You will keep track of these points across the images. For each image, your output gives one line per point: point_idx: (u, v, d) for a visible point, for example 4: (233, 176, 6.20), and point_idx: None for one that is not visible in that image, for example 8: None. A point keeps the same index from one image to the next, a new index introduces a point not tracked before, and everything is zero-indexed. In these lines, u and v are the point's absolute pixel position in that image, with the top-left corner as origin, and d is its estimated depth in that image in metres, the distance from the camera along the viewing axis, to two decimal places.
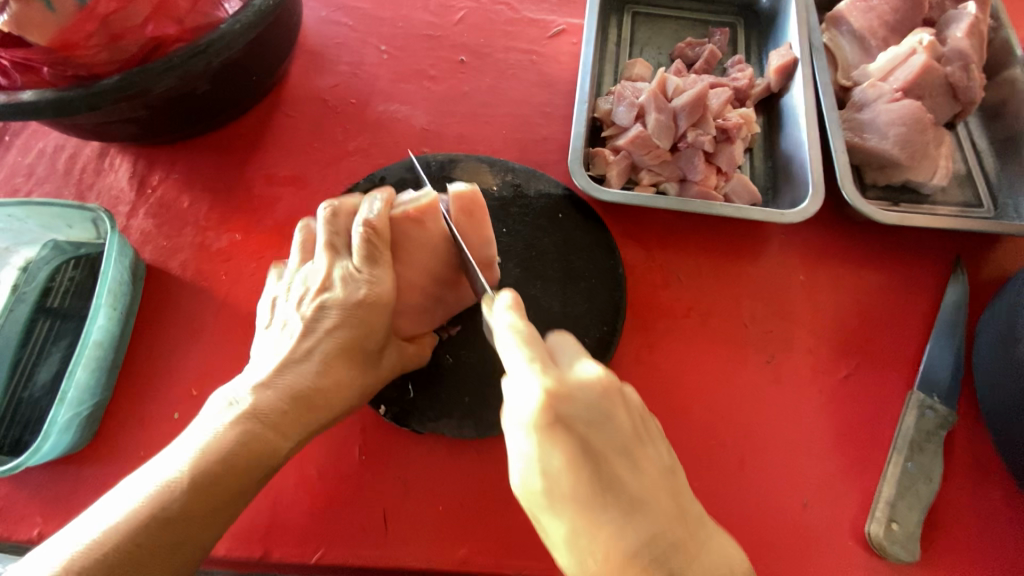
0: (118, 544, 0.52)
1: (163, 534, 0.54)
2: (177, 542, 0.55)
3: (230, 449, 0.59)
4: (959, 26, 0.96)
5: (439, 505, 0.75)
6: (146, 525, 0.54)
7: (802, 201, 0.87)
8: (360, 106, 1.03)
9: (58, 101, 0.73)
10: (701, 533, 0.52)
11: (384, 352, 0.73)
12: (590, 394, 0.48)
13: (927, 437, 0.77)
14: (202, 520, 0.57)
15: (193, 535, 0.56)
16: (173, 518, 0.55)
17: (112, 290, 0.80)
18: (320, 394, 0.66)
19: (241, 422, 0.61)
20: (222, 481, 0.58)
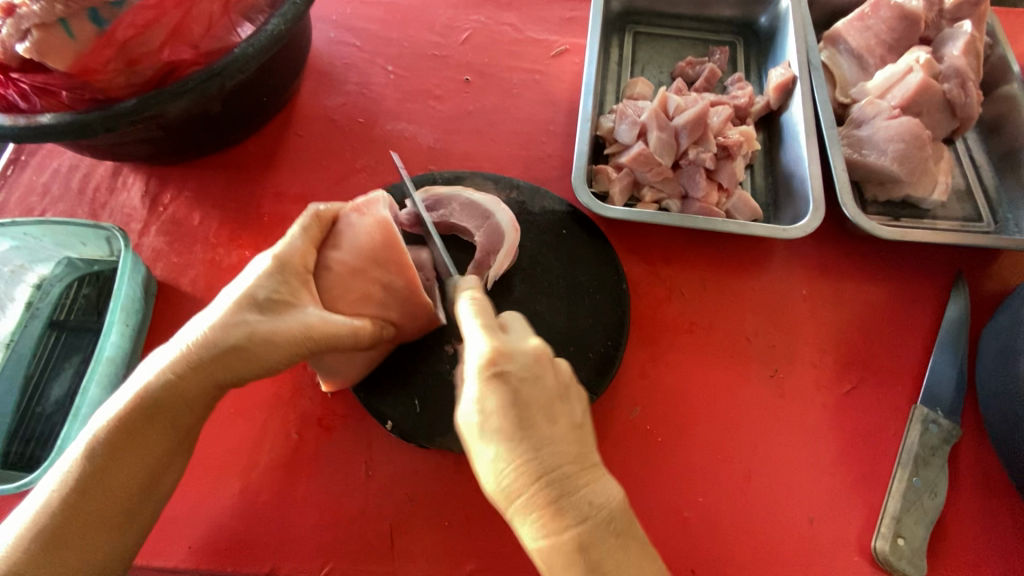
0: (57, 492, 0.59)
1: (86, 485, 0.59)
2: (100, 493, 0.59)
3: (137, 406, 0.61)
4: (955, 44, 0.98)
5: (445, 521, 0.76)
6: (77, 476, 0.59)
7: (803, 216, 0.88)
8: (368, 125, 1.05)
9: (75, 123, 0.76)
10: (593, 466, 0.59)
11: (301, 311, 0.68)
12: (527, 357, 0.60)
13: (932, 451, 0.78)
14: (125, 473, 0.60)
15: (119, 488, 0.60)
16: (95, 472, 0.59)
17: (125, 307, 0.82)
18: (221, 347, 0.63)
19: (150, 382, 0.61)
20: (135, 435, 0.61)
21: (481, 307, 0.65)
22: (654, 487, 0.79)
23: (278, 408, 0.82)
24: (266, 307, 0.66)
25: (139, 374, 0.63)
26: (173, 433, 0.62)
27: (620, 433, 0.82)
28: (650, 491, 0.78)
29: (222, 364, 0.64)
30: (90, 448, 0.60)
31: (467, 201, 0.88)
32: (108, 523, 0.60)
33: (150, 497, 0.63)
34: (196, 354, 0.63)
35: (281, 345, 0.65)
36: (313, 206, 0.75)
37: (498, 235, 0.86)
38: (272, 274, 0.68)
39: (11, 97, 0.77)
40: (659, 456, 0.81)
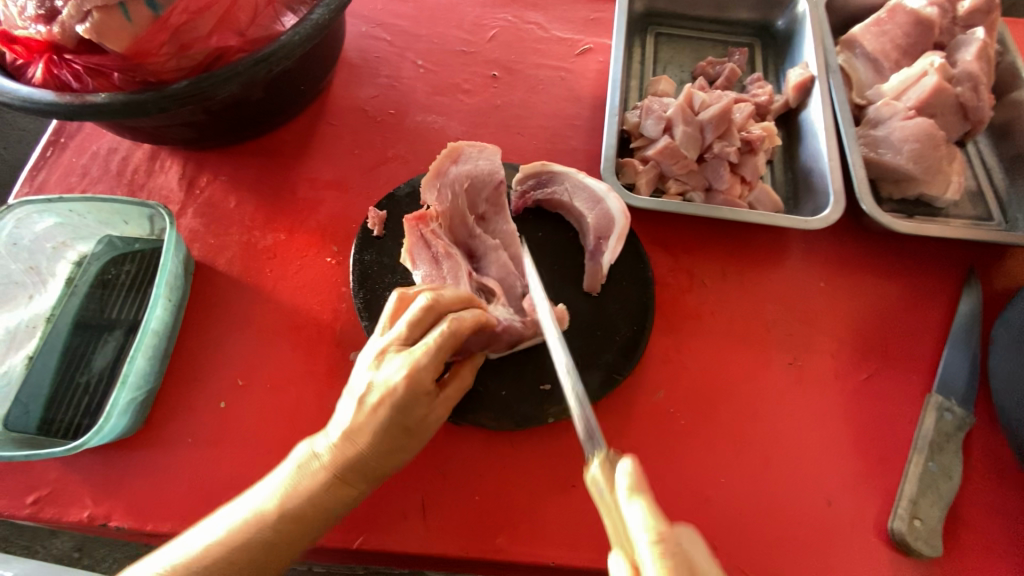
0: (246, 526, 0.62)
1: (276, 522, 0.62)
2: (293, 528, 0.63)
3: (320, 479, 0.65)
4: (968, 50, 1.02)
5: (476, 495, 0.78)
6: (274, 513, 0.63)
7: (824, 208, 0.92)
8: (399, 116, 1.08)
9: (129, 103, 0.78)
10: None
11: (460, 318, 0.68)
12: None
13: (946, 438, 0.80)
14: (322, 505, 0.65)
15: (315, 518, 0.64)
16: (329, 490, 0.65)
17: (168, 282, 0.84)
18: (409, 420, 0.65)
19: (330, 454, 0.66)
20: (360, 469, 0.66)
21: (671, 555, 0.53)
22: (678, 468, 0.81)
23: (313, 385, 0.85)
24: (409, 405, 0.65)
25: (297, 458, 0.67)
26: (364, 474, 0.66)
27: (645, 415, 0.84)
28: (674, 472, 0.81)
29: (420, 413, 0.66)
30: (275, 500, 0.64)
31: (579, 181, 0.90)
32: (306, 529, 0.64)
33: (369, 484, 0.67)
34: (371, 439, 0.65)
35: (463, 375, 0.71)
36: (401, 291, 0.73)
37: (607, 220, 0.87)
38: (436, 353, 0.65)
39: (65, 78, 0.80)
40: (682, 438, 0.83)
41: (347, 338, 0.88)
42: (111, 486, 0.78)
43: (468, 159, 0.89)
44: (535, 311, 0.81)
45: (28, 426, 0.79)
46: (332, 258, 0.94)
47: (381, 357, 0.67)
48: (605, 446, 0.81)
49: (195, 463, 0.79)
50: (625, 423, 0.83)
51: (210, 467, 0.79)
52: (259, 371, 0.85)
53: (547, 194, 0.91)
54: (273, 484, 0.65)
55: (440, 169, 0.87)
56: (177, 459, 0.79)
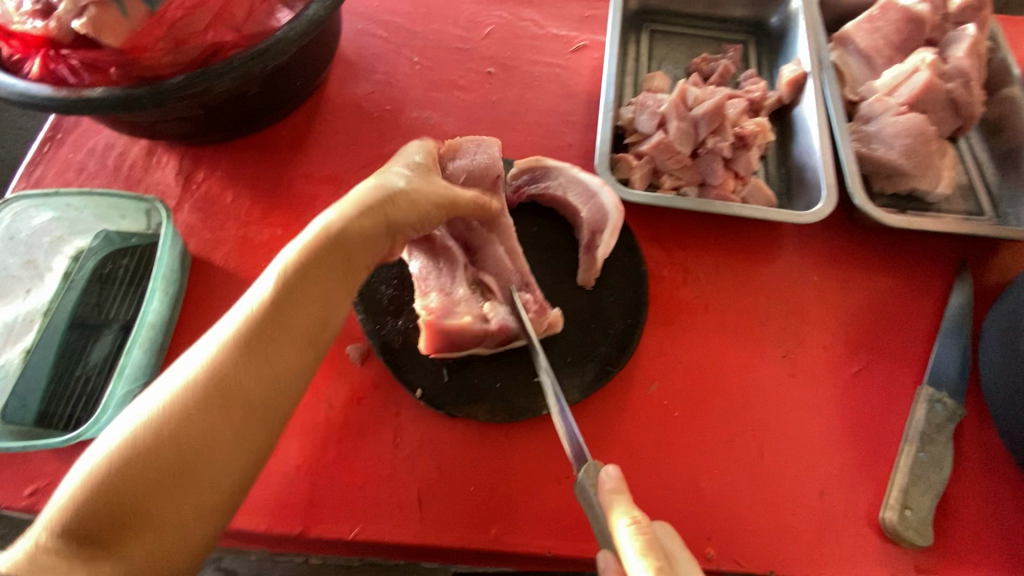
0: (181, 396, 0.56)
1: (216, 378, 0.58)
2: (237, 387, 0.58)
3: (254, 320, 0.61)
4: (959, 47, 1.03)
5: (471, 487, 0.78)
6: (208, 373, 0.58)
7: (816, 203, 0.93)
8: (395, 112, 1.09)
9: (125, 97, 0.79)
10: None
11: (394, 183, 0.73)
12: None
13: (937, 429, 0.81)
14: (268, 318, 0.62)
15: (262, 371, 0.60)
16: (279, 297, 0.63)
17: (165, 275, 0.85)
18: (377, 218, 0.70)
19: (260, 305, 0.62)
20: (304, 270, 0.64)
21: (648, 538, 0.58)
22: (671, 460, 0.81)
23: None
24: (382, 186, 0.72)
25: (229, 321, 0.62)
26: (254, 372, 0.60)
27: (639, 407, 0.84)
28: (668, 463, 0.81)
29: (384, 213, 0.70)
30: (204, 367, 0.58)
31: (574, 176, 0.90)
32: (261, 351, 0.60)
33: (325, 270, 0.65)
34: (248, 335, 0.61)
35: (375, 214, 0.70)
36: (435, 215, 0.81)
37: (601, 214, 0.88)
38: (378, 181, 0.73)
39: (61, 73, 0.80)
40: (675, 429, 0.83)
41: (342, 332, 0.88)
42: None
43: (465, 155, 0.88)
44: (533, 307, 0.82)
45: (27, 418, 0.79)
46: None
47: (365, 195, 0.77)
48: (599, 438, 0.82)
49: None
50: (619, 416, 0.84)
51: None
52: None
53: (541, 189, 0.91)
54: (206, 349, 0.60)
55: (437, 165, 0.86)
56: None
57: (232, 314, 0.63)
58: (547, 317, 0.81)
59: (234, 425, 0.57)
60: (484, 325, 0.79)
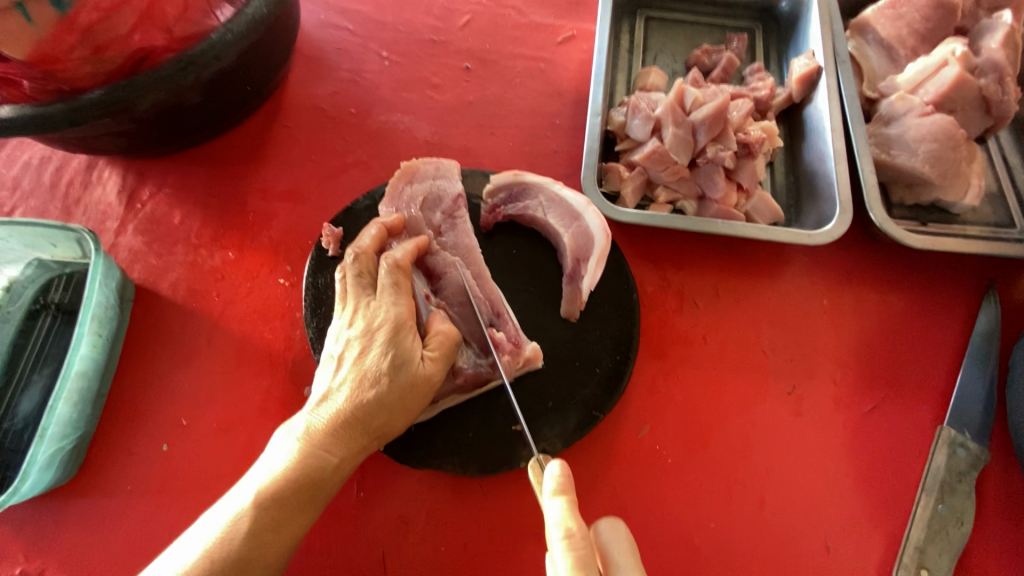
0: (238, 526, 0.56)
1: (255, 526, 0.56)
2: (268, 539, 0.57)
3: (296, 472, 0.59)
4: (993, 37, 0.91)
5: (442, 546, 0.71)
6: (249, 521, 0.56)
7: (828, 220, 0.83)
8: (361, 116, 0.98)
9: (37, 116, 0.69)
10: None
11: (391, 302, 0.66)
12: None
13: (959, 477, 0.73)
14: (303, 487, 0.59)
15: (298, 513, 0.59)
16: (310, 466, 0.59)
17: (96, 315, 0.76)
18: (408, 375, 0.63)
19: (302, 448, 0.60)
20: (336, 443, 0.61)
21: (581, 552, 0.50)
22: (662, 513, 0.74)
23: (264, 425, 0.77)
24: (401, 358, 0.63)
25: (265, 463, 0.60)
26: (315, 495, 0.60)
27: (627, 453, 0.76)
28: (659, 517, 0.74)
29: (414, 394, 0.63)
30: (281, 475, 0.58)
31: (555, 195, 0.81)
32: (294, 514, 0.58)
33: (358, 453, 0.62)
34: (319, 447, 0.60)
35: (410, 352, 0.64)
36: (390, 255, 0.70)
37: (587, 237, 0.79)
38: (390, 339, 0.63)
39: None
40: (669, 478, 0.75)
41: (300, 373, 0.80)
42: (42, 541, 0.71)
43: (424, 178, 0.83)
44: (508, 346, 0.73)
45: None
46: (285, 280, 0.85)
47: (347, 318, 0.66)
48: (583, 489, 0.75)
49: (135, 514, 0.72)
50: (606, 463, 0.76)
51: (152, 516, 0.72)
52: (205, 409, 0.78)
53: (519, 210, 0.82)
54: (244, 490, 0.58)
55: (395, 192, 0.82)
56: (113, 509, 0.72)
57: (272, 453, 0.61)
58: (523, 356, 0.73)
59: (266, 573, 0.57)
60: (451, 381, 0.72)
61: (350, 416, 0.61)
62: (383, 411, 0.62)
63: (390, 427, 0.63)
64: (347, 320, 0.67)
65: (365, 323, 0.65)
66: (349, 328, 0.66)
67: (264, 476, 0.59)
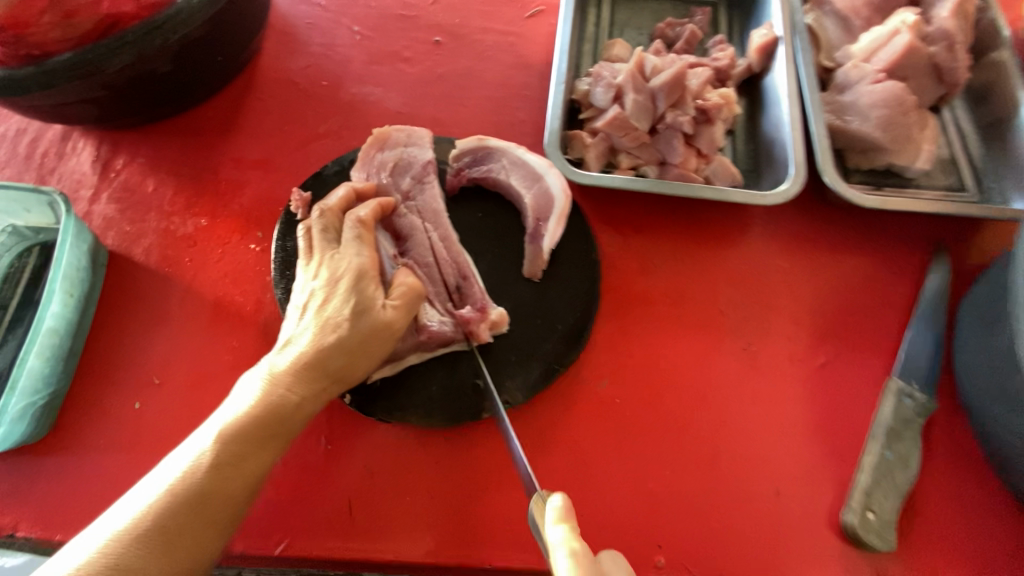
0: (203, 461, 0.58)
1: (219, 461, 0.58)
2: (233, 475, 0.59)
3: (260, 411, 0.61)
4: (944, 6, 0.94)
5: (407, 496, 0.73)
6: (213, 456, 0.59)
7: (783, 181, 0.86)
8: (332, 88, 1.00)
9: (9, 79, 0.71)
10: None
11: (354, 254, 0.68)
12: None
13: (905, 425, 0.76)
14: (267, 426, 0.61)
15: (263, 451, 0.61)
16: (273, 406, 0.61)
17: (68, 276, 0.77)
18: (368, 321, 0.65)
19: (265, 389, 0.62)
20: (300, 385, 0.63)
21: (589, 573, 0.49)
22: (621, 463, 0.76)
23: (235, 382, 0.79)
24: (362, 305, 0.65)
25: (230, 404, 0.62)
26: (280, 435, 0.62)
27: (588, 407, 0.79)
28: (618, 466, 0.76)
29: (376, 341, 0.66)
30: (247, 415, 0.61)
31: (518, 158, 0.84)
32: (257, 451, 0.61)
33: (320, 395, 0.65)
34: (284, 389, 0.62)
35: (372, 300, 0.66)
36: (354, 212, 0.72)
37: (548, 198, 0.81)
38: (352, 286, 0.66)
39: None
40: (628, 430, 0.78)
41: (270, 333, 0.82)
42: (16, 494, 0.73)
43: (396, 145, 0.84)
44: (473, 309, 0.75)
45: None
46: (256, 245, 0.87)
47: (311, 270, 0.69)
48: (544, 441, 0.77)
49: (107, 468, 0.74)
50: (567, 416, 0.78)
51: (124, 470, 0.74)
52: (177, 368, 0.80)
53: (483, 172, 0.84)
54: (208, 429, 0.60)
55: (367, 157, 0.83)
56: (86, 463, 0.74)
57: (237, 396, 0.63)
58: (489, 318, 0.75)
59: (229, 508, 0.59)
60: (414, 337, 0.73)
61: (313, 360, 0.63)
62: (345, 355, 0.64)
63: (353, 372, 0.66)
64: (311, 272, 0.69)
65: (329, 273, 0.67)
66: (314, 279, 0.68)
67: (229, 416, 0.61)
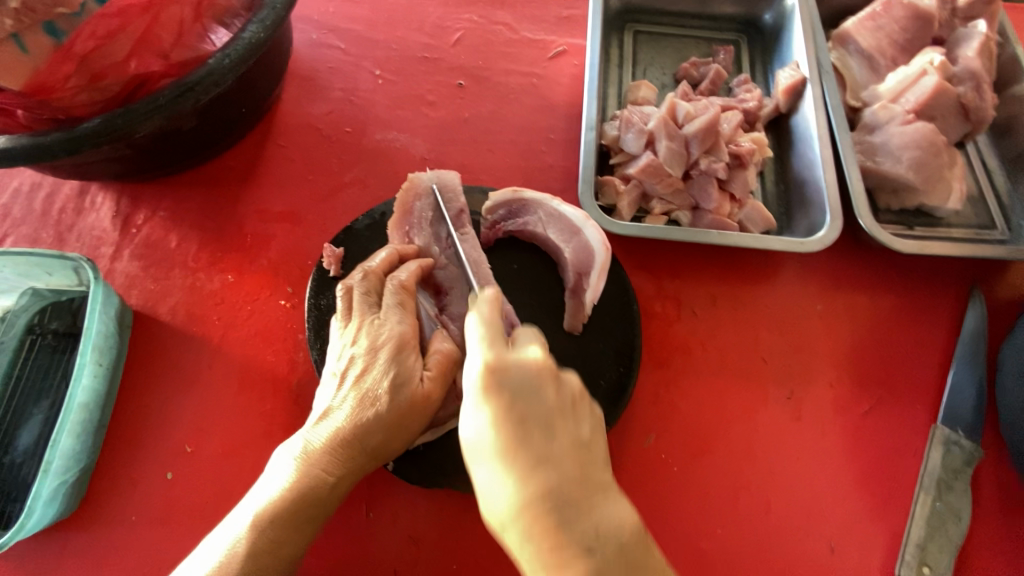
0: (237, 547, 0.57)
1: (253, 546, 0.57)
2: (266, 560, 0.57)
3: (293, 492, 0.59)
4: (969, 46, 0.94)
5: (454, 563, 0.72)
6: (247, 543, 0.57)
7: (819, 228, 0.85)
8: (356, 134, 0.98)
9: (34, 147, 0.68)
10: (610, 500, 0.49)
11: (393, 321, 0.66)
12: (524, 368, 0.50)
13: (955, 475, 0.75)
14: (301, 507, 0.59)
15: (296, 533, 0.60)
16: (309, 486, 0.60)
17: (96, 344, 0.75)
18: (407, 395, 0.63)
19: (301, 468, 0.60)
20: (335, 463, 0.61)
21: (482, 313, 0.54)
22: (670, 521, 0.75)
23: (270, 447, 0.77)
24: (401, 377, 0.63)
25: (267, 482, 0.61)
26: (313, 516, 0.61)
27: (633, 463, 0.78)
28: (667, 525, 0.75)
29: (415, 414, 0.63)
30: (280, 496, 0.59)
31: (554, 210, 0.82)
32: (293, 534, 0.59)
33: (356, 473, 0.63)
34: (320, 467, 0.60)
35: (411, 371, 0.64)
36: (394, 275, 0.71)
37: (588, 251, 0.80)
38: (392, 357, 0.64)
39: None
40: (675, 486, 0.77)
41: (305, 394, 0.80)
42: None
43: (433, 199, 0.83)
44: None
45: None
46: (286, 301, 0.85)
47: (349, 336, 0.67)
48: None
49: (141, 544, 0.71)
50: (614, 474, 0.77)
51: (159, 546, 0.71)
52: (209, 435, 0.77)
53: (519, 226, 0.83)
54: (244, 511, 0.59)
55: (404, 214, 0.81)
56: (119, 540, 0.71)
57: (272, 473, 0.61)
58: None
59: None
60: (455, 402, 0.71)
61: (351, 436, 0.61)
62: (384, 431, 0.62)
63: (390, 447, 0.64)
64: (350, 337, 0.67)
65: (368, 341, 0.65)
66: (352, 346, 0.66)
67: (264, 497, 0.59)
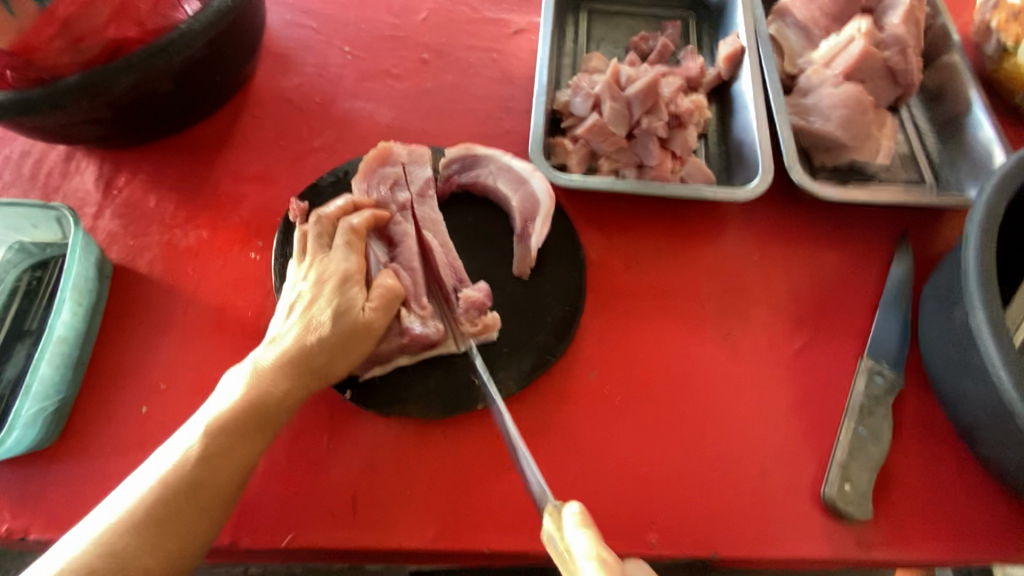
0: (193, 453, 0.61)
1: (207, 452, 0.62)
2: (219, 464, 0.62)
3: (246, 404, 0.65)
4: (894, 14, 1.01)
5: (408, 487, 0.76)
6: (200, 449, 0.62)
7: (753, 179, 0.92)
8: (326, 104, 1.05)
9: (20, 101, 0.75)
10: None
11: (341, 257, 0.73)
12: None
13: (876, 401, 0.81)
14: (253, 418, 0.65)
15: (249, 444, 0.65)
16: (258, 400, 0.65)
17: (76, 286, 0.82)
18: (350, 320, 0.69)
19: (251, 385, 0.66)
20: (285, 380, 0.67)
21: (604, 553, 0.53)
22: (612, 448, 0.80)
23: None
24: (345, 304, 0.70)
25: (218, 398, 0.66)
26: (265, 429, 0.66)
27: (578, 396, 0.83)
28: (609, 451, 0.80)
29: (359, 339, 0.70)
30: (234, 410, 0.64)
31: (504, 163, 0.89)
32: (245, 444, 0.64)
33: (304, 391, 0.69)
34: (271, 383, 0.66)
35: (353, 300, 0.70)
36: (347, 220, 0.77)
37: (534, 201, 0.86)
38: (337, 288, 0.70)
39: None
40: (617, 416, 0.82)
41: None
42: (26, 499, 0.75)
43: (397, 160, 0.89)
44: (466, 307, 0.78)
45: None
46: (257, 254, 0.91)
47: (301, 273, 0.74)
48: (538, 430, 0.80)
49: (116, 470, 0.77)
50: (559, 406, 0.82)
51: (132, 472, 0.77)
52: (182, 373, 0.83)
53: (472, 178, 0.90)
54: (198, 423, 0.64)
55: (368, 170, 0.87)
56: (95, 467, 0.77)
57: (226, 390, 0.66)
58: (482, 319, 0.79)
59: (218, 500, 0.62)
60: (399, 339, 0.76)
61: (298, 356, 0.68)
62: (328, 353, 0.68)
63: (335, 369, 0.70)
64: (301, 274, 0.73)
65: (316, 275, 0.72)
66: (302, 281, 0.72)
67: (218, 410, 0.64)
